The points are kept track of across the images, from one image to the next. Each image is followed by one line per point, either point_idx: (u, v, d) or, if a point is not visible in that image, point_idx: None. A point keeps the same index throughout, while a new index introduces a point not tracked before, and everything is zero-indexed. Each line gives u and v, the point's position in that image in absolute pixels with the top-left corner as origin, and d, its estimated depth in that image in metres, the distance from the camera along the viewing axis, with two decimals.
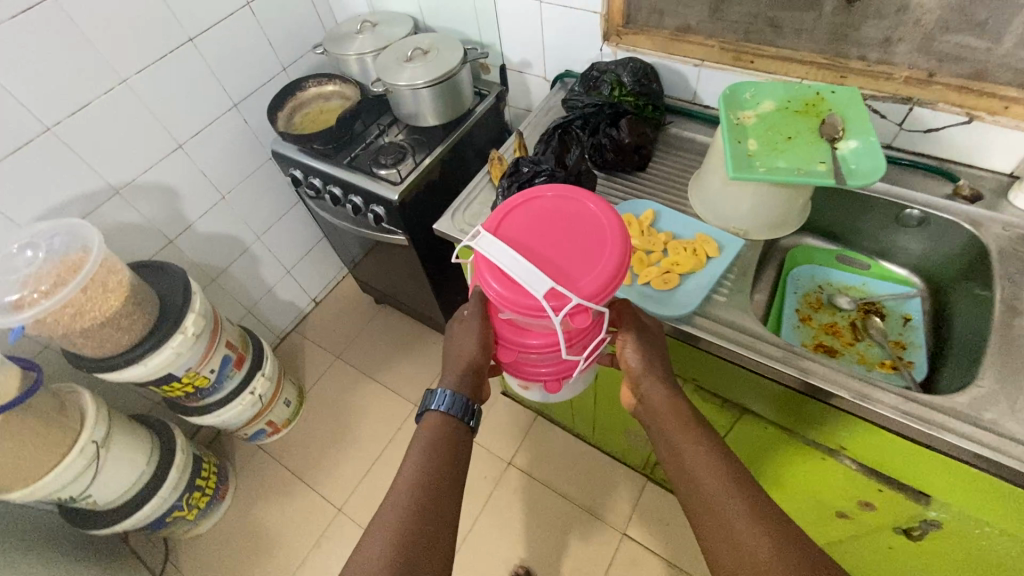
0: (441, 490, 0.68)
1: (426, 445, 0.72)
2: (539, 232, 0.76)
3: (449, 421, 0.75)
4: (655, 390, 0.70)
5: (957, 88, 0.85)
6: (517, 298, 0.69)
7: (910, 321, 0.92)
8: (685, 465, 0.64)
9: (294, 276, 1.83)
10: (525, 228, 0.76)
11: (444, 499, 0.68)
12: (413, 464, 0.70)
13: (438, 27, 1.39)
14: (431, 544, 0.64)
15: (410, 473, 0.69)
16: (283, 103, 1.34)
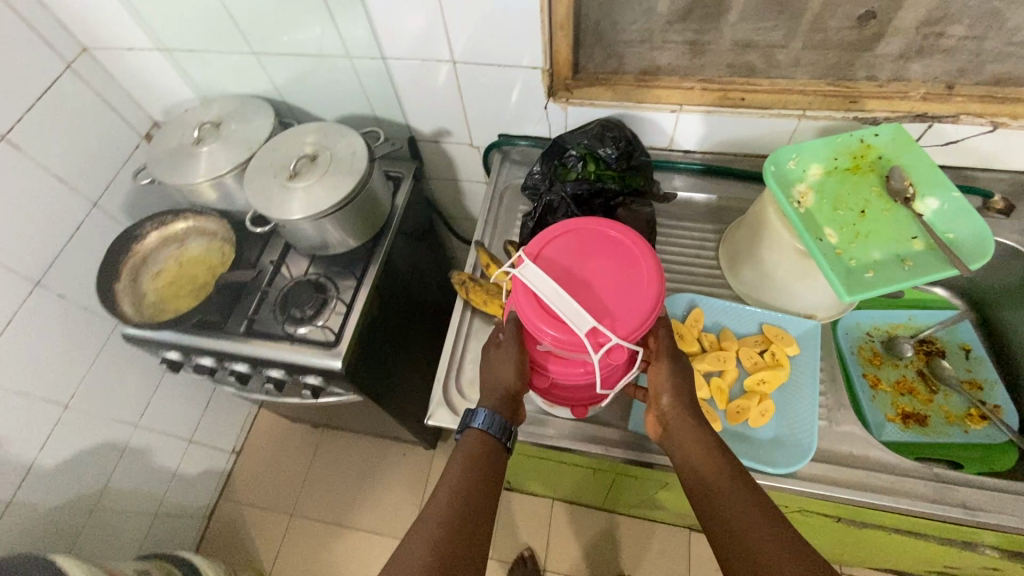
0: (469, 536, 0.56)
1: (456, 469, 0.60)
2: (584, 249, 0.58)
3: (484, 445, 0.62)
4: (683, 422, 0.60)
5: (980, 98, 0.74)
6: (551, 332, 0.53)
7: (972, 352, 0.84)
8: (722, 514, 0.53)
9: (200, 440, 1.41)
10: (569, 244, 0.59)
11: (471, 545, 0.55)
12: (456, 474, 0.60)
13: (307, 103, 1.04)
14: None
15: (437, 503, 0.58)
16: (117, 267, 0.92)
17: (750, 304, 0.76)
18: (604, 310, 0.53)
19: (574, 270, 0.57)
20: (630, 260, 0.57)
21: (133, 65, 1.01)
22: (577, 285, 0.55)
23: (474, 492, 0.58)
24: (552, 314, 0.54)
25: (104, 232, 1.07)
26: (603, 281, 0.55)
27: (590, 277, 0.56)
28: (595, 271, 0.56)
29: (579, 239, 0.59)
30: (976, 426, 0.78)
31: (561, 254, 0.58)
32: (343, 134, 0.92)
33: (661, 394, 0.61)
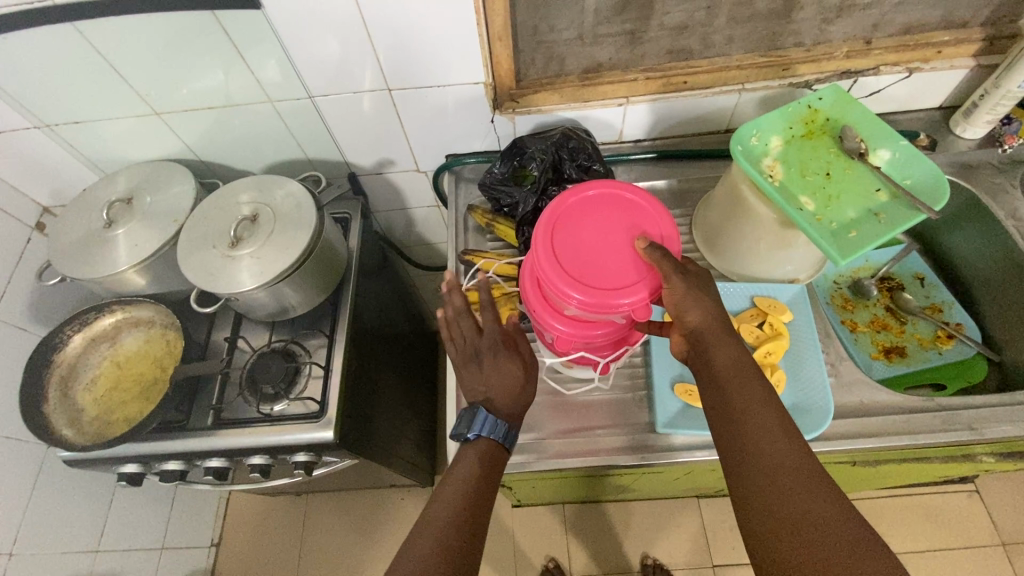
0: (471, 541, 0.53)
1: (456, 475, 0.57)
2: (597, 212, 0.59)
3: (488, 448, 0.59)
4: (713, 334, 0.56)
5: (894, 48, 0.80)
6: (573, 296, 0.55)
7: (926, 280, 0.90)
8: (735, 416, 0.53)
9: (172, 544, 1.27)
10: (577, 211, 0.59)
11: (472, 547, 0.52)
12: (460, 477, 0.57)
13: (228, 158, 0.94)
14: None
15: (437, 510, 0.54)
16: (40, 386, 0.79)
17: (736, 281, 0.77)
18: (623, 273, 0.55)
19: (590, 232, 0.58)
20: (643, 219, 0.59)
21: (6, 151, 0.87)
22: (594, 249, 0.57)
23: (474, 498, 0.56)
24: (573, 277, 0.55)
25: (8, 346, 0.92)
26: (621, 242, 0.57)
27: (606, 239, 0.57)
28: (610, 232, 0.58)
29: (592, 202, 0.60)
30: (947, 345, 0.84)
31: (575, 219, 0.59)
32: (280, 184, 0.83)
33: (684, 313, 0.56)
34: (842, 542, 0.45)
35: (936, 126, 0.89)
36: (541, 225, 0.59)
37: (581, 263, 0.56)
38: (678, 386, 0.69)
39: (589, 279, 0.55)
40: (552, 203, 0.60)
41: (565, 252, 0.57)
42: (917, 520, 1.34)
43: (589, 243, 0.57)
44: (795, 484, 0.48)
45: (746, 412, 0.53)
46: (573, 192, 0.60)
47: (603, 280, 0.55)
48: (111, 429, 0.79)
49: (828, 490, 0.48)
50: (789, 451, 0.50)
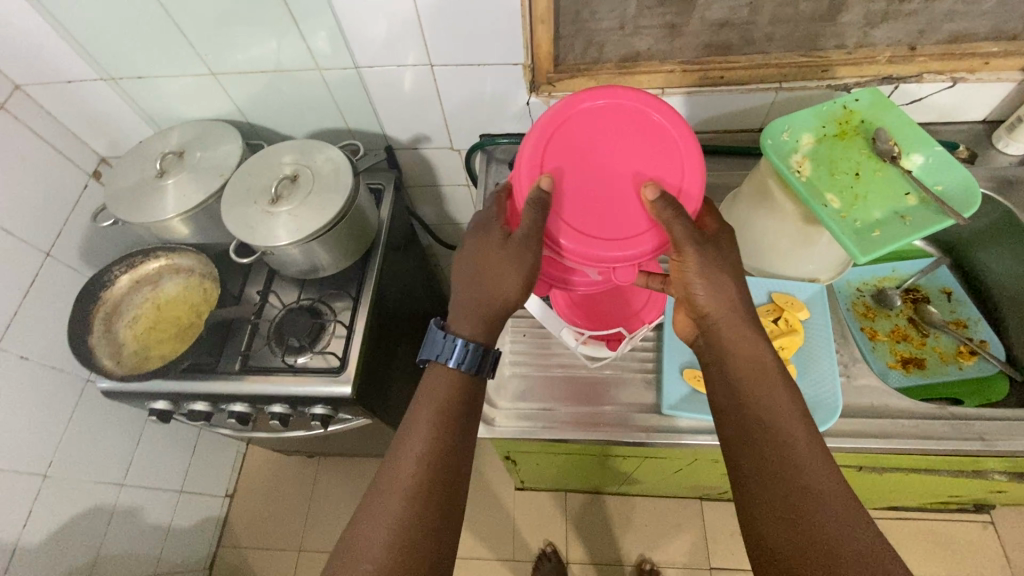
0: (447, 480, 0.56)
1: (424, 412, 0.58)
2: (608, 141, 0.57)
3: (454, 381, 0.59)
4: (730, 329, 0.58)
5: (939, 56, 0.79)
6: (559, 241, 0.54)
7: (953, 295, 0.89)
8: (745, 407, 0.55)
9: (191, 488, 1.33)
10: (581, 139, 0.57)
11: (446, 483, 0.55)
12: (423, 424, 0.57)
13: (274, 122, 0.99)
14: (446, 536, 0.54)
15: (406, 457, 0.56)
16: (87, 318, 0.85)
17: (755, 276, 0.78)
18: (619, 224, 0.54)
19: (593, 169, 0.56)
20: (661, 158, 0.56)
21: (74, 100, 0.94)
22: (593, 190, 0.55)
23: (445, 429, 0.57)
24: (558, 215, 0.55)
25: (60, 282, 0.98)
26: (626, 187, 0.55)
27: (603, 178, 0.55)
28: (616, 172, 0.55)
29: (601, 130, 0.57)
30: (968, 361, 0.83)
31: (576, 144, 0.56)
32: (321, 150, 0.87)
33: (697, 297, 0.58)
34: (845, 529, 0.47)
35: (978, 139, 0.87)
36: (537, 143, 0.56)
37: (577, 204, 0.55)
38: (687, 371, 0.70)
39: (575, 220, 0.54)
40: (559, 126, 0.57)
41: (562, 188, 0.55)
42: (924, 546, 1.31)
43: (582, 179, 0.55)
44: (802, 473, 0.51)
45: (758, 403, 0.55)
46: (580, 114, 0.57)
47: (588, 223, 0.54)
48: (147, 364, 0.84)
49: (835, 481, 0.50)
50: (801, 444, 0.52)
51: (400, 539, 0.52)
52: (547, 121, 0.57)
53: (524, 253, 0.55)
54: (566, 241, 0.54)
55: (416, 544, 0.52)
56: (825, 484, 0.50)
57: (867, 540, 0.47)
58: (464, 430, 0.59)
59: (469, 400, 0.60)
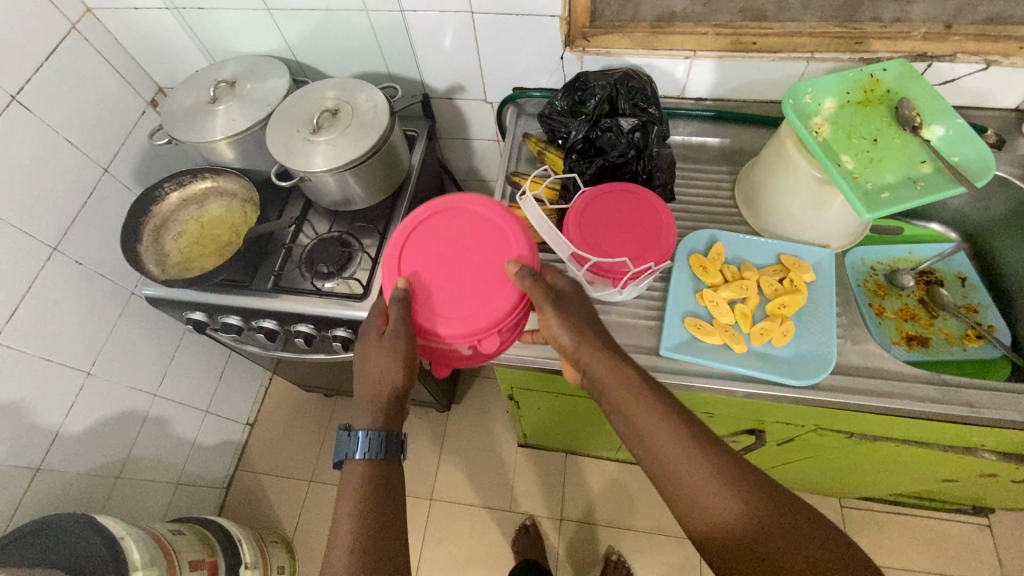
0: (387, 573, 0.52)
1: (343, 521, 0.55)
2: (448, 242, 0.67)
3: (373, 462, 0.58)
4: (596, 363, 0.60)
5: (974, 37, 0.79)
6: (437, 331, 0.62)
7: (967, 280, 0.90)
8: (659, 455, 0.55)
9: (216, 411, 1.42)
10: (424, 245, 0.67)
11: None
12: (349, 506, 0.56)
13: (320, 63, 1.04)
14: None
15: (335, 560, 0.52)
16: (138, 227, 0.92)
17: (767, 238, 0.80)
18: (476, 305, 0.63)
19: (438, 269, 0.65)
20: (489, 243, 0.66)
21: (140, 28, 1.01)
22: (449, 286, 0.64)
23: (367, 524, 0.54)
24: (422, 308, 0.63)
25: (114, 198, 1.06)
26: (474, 271, 0.65)
27: (448, 271, 0.65)
28: (461, 266, 0.65)
29: (438, 237, 0.67)
30: (974, 344, 0.84)
31: (422, 250, 0.66)
32: (362, 88, 0.92)
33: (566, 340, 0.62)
34: (798, 547, 0.49)
35: (1009, 126, 0.87)
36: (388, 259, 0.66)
37: (441, 301, 0.63)
38: (688, 318, 0.74)
39: (438, 307, 0.63)
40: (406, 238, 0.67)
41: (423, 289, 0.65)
42: (920, 542, 1.31)
43: (432, 279, 0.65)
44: (737, 505, 0.52)
45: (668, 450, 0.55)
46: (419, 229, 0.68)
47: (447, 309, 0.63)
48: (188, 274, 0.91)
49: (769, 500, 0.52)
50: (724, 478, 0.53)
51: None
52: (393, 241, 0.67)
53: (401, 342, 0.61)
54: (442, 329, 0.62)
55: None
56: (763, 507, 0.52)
57: (821, 552, 0.49)
58: (390, 513, 0.56)
59: (384, 485, 0.58)
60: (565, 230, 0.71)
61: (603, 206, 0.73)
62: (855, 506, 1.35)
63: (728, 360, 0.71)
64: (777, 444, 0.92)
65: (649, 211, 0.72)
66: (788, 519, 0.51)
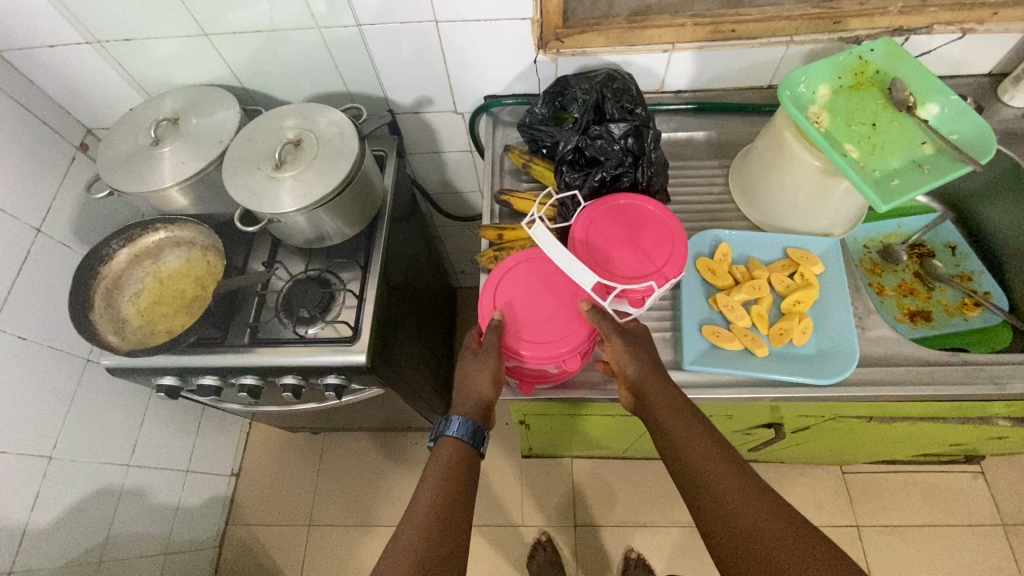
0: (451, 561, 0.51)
1: (426, 491, 0.56)
2: (536, 272, 0.69)
3: (458, 451, 0.60)
4: (651, 388, 0.61)
5: (949, 7, 0.78)
6: (524, 356, 0.64)
7: (957, 249, 0.90)
8: (685, 462, 0.57)
9: (197, 468, 1.32)
10: (514, 276, 0.69)
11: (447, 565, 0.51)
12: (431, 489, 0.56)
13: (271, 89, 0.95)
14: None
15: (403, 538, 0.52)
16: (87, 294, 0.82)
17: (769, 232, 0.78)
18: (560, 329, 0.66)
19: (529, 298, 0.67)
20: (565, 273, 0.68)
21: (57, 67, 0.89)
22: (532, 312, 0.67)
23: (446, 504, 0.55)
24: (513, 334, 0.65)
25: (52, 259, 0.95)
26: (554, 298, 0.67)
27: (536, 302, 0.67)
28: (549, 296, 0.67)
29: (529, 268, 0.69)
30: (973, 313, 0.84)
31: (512, 282, 0.68)
32: (324, 112, 0.84)
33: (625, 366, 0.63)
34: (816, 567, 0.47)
35: (983, 92, 0.87)
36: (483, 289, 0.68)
37: (526, 326, 0.66)
38: (705, 327, 0.71)
39: (526, 335, 0.65)
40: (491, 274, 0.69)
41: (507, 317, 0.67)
42: (919, 498, 1.36)
43: (521, 307, 0.67)
44: (756, 518, 0.51)
45: (695, 457, 0.56)
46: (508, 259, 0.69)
47: (535, 335, 0.65)
48: (153, 338, 0.82)
49: (791, 521, 0.51)
50: (744, 492, 0.53)
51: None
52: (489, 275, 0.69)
53: (491, 360, 0.63)
54: (528, 353, 0.64)
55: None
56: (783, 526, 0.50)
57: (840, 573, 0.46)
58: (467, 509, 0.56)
59: (468, 480, 0.58)
60: (571, 251, 0.69)
61: (605, 222, 0.71)
62: (857, 472, 1.38)
63: (751, 367, 0.69)
64: (793, 434, 0.92)
65: (651, 218, 0.70)
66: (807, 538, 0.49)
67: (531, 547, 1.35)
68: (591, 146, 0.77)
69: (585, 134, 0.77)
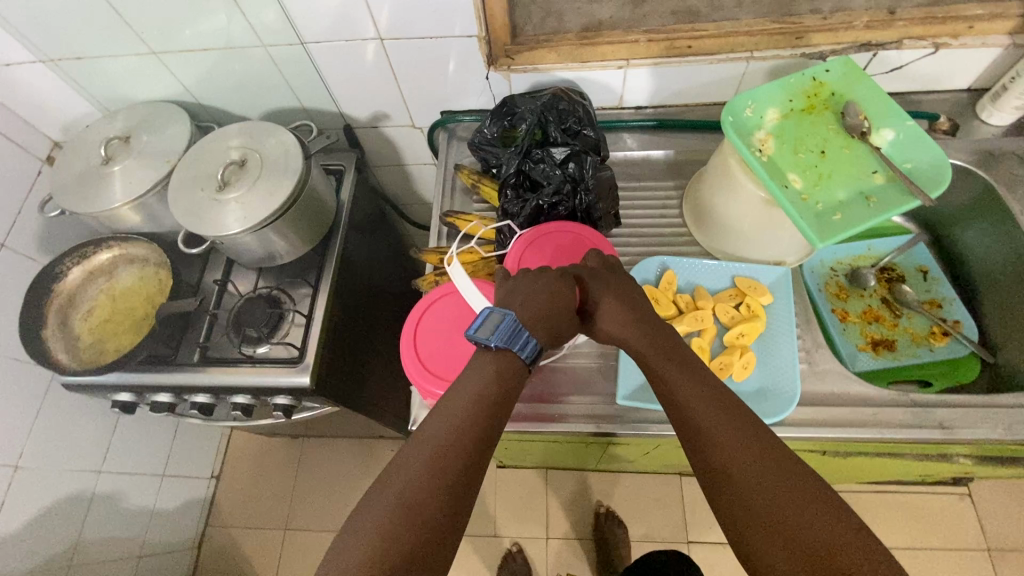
0: (457, 482, 0.47)
1: (449, 406, 0.52)
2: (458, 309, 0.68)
3: (513, 367, 0.54)
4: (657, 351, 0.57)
5: (920, 20, 0.73)
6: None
7: (929, 273, 0.86)
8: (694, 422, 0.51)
9: (174, 473, 1.34)
10: (437, 313, 0.68)
11: (454, 486, 0.46)
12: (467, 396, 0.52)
13: (227, 104, 0.95)
14: (439, 546, 0.44)
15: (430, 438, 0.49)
16: (40, 312, 0.83)
17: (719, 260, 0.76)
18: None
19: (450, 336, 0.66)
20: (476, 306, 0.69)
21: (14, 84, 0.89)
22: (453, 350, 0.65)
23: (464, 427, 0.50)
24: (432, 375, 0.63)
25: (17, 273, 0.96)
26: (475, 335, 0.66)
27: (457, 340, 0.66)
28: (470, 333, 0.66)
29: (451, 305, 0.68)
30: (940, 342, 0.80)
31: (434, 320, 0.67)
32: (270, 132, 0.83)
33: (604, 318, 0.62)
34: (844, 533, 0.41)
35: (961, 109, 0.82)
36: (404, 328, 0.67)
37: (446, 365, 0.64)
38: None
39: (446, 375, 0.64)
40: (403, 331, 0.67)
41: (429, 356, 0.65)
42: (901, 520, 1.32)
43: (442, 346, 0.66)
44: (775, 479, 0.45)
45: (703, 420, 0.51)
46: (430, 296, 0.69)
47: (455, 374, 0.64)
48: (103, 357, 0.83)
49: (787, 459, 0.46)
50: (761, 450, 0.47)
51: (389, 529, 0.43)
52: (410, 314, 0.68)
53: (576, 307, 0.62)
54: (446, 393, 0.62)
55: (410, 535, 0.43)
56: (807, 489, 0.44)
57: (869, 542, 0.40)
58: (490, 437, 0.51)
59: (501, 401, 0.53)
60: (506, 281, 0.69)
61: (537, 249, 0.71)
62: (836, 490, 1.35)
63: None
64: None
65: (577, 242, 0.72)
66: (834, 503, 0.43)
67: (501, 557, 1.35)
68: (529, 167, 0.75)
69: (524, 155, 0.75)
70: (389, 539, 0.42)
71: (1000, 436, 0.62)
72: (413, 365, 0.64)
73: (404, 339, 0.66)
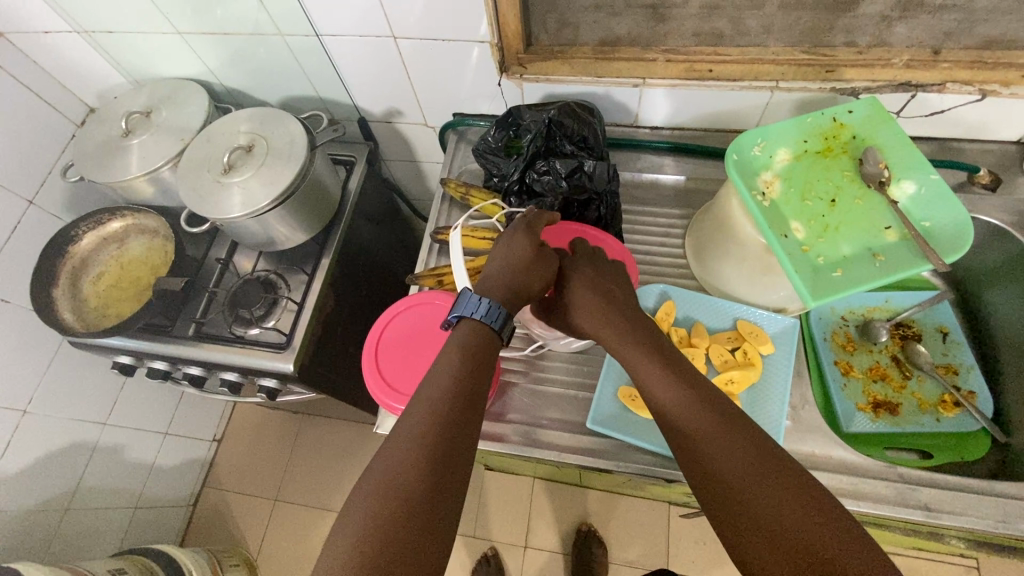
0: (458, 440, 0.48)
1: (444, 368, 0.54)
2: (420, 325, 0.71)
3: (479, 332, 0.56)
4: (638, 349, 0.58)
5: (968, 64, 0.67)
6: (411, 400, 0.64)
7: (949, 335, 0.80)
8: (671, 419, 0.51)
9: (176, 432, 1.40)
10: (400, 327, 0.71)
11: (460, 443, 0.48)
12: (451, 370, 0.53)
13: (248, 87, 0.97)
14: (448, 502, 0.45)
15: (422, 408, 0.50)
16: (53, 272, 0.87)
17: (716, 298, 0.72)
18: None
19: (410, 353, 0.69)
20: (432, 316, 0.71)
21: (53, 51, 0.94)
22: (412, 366, 0.68)
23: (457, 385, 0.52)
24: (389, 387, 0.66)
25: (45, 231, 1.01)
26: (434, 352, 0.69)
27: (417, 356, 0.69)
28: (429, 351, 0.69)
29: (413, 321, 0.72)
30: (949, 413, 0.74)
31: (397, 335, 0.71)
32: (281, 121, 0.84)
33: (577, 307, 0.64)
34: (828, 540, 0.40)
35: (1006, 163, 0.76)
36: (367, 339, 0.70)
37: (403, 379, 0.67)
38: (622, 389, 0.67)
39: (403, 388, 0.66)
40: (365, 342, 0.70)
41: (389, 369, 0.68)
42: None
43: (402, 360, 0.69)
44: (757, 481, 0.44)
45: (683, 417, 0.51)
46: (393, 311, 0.72)
47: (411, 388, 0.66)
48: (104, 321, 0.86)
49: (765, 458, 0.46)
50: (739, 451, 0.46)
51: (398, 491, 0.43)
52: (375, 326, 0.71)
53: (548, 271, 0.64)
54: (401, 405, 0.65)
55: (421, 496, 0.43)
56: (787, 490, 0.43)
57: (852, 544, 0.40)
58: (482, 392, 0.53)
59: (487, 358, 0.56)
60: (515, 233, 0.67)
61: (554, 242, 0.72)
62: None
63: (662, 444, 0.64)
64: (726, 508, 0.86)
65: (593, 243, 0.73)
66: (820, 506, 0.42)
67: (477, 558, 1.35)
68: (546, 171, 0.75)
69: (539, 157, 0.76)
70: (399, 509, 0.42)
71: (992, 529, 0.57)
72: (373, 375, 0.68)
73: (365, 350, 0.69)
